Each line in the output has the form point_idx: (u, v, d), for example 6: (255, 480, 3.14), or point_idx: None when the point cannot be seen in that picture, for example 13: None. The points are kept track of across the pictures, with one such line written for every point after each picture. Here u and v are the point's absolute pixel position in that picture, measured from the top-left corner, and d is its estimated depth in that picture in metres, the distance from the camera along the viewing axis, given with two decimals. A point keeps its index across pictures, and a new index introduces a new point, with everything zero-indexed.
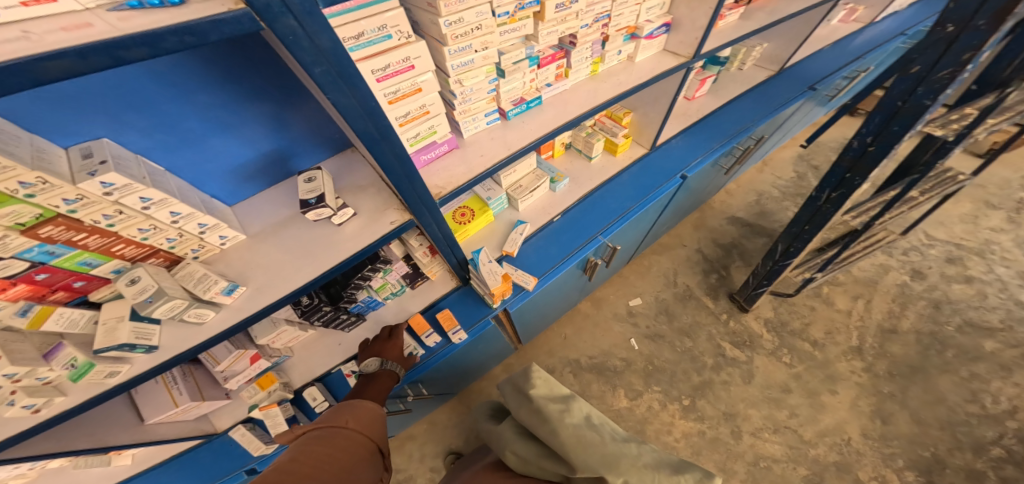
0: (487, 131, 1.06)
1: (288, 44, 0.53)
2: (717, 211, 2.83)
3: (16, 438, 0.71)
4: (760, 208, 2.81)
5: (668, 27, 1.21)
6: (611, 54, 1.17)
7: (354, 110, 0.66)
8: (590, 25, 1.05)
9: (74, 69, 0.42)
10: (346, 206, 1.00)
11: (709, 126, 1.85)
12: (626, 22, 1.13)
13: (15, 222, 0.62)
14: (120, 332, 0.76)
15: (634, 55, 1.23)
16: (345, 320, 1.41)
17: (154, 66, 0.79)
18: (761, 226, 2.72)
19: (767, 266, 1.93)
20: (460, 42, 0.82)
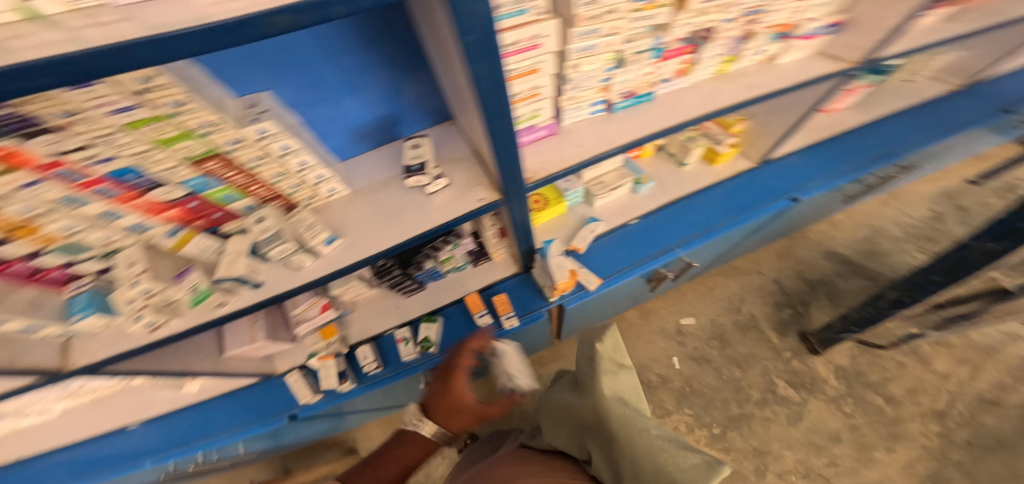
0: (588, 121, 1.02)
1: (453, 10, 0.51)
2: (812, 242, 2.55)
3: (139, 348, 0.91)
4: (872, 247, 2.51)
5: (835, 28, 1.12)
6: (751, 52, 1.07)
7: (486, 84, 0.65)
8: (735, 21, 0.93)
9: (290, 24, 0.43)
10: (442, 177, 1.05)
11: (845, 144, 1.69)
12: (780, 20, 1.00)
13: (188, 156, 0.71)
14: (238, 265, 0.91)
15: (780, 56, 1.12)
16: (410, 286, 1.52)
17: (322, 32, 0.83)
18: (863, 266, 2.44)
19: (862, 312, 1.77)
20: (590, 25, 0.75)
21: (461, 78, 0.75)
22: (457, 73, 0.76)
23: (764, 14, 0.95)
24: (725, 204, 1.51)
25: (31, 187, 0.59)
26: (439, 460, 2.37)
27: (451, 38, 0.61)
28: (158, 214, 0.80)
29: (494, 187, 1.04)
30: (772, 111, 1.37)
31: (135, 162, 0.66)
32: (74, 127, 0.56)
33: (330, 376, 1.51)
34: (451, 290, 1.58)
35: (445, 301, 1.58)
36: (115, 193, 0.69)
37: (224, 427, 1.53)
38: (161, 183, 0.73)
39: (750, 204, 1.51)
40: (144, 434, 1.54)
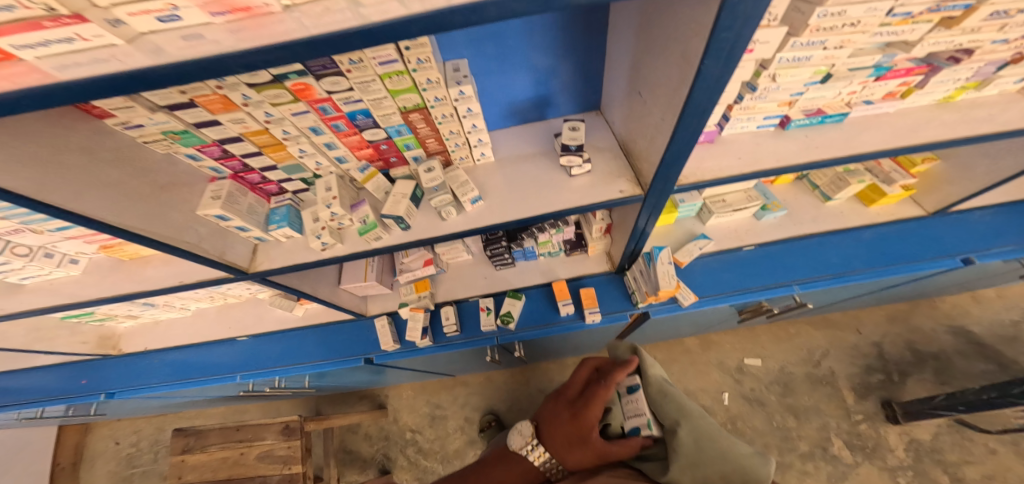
0: (753, 133, 1.06)
1: (728, 8, 0.51)
2: (939, 313, 2.36)
3: (307, 263, 1.05)
4: (1015, 333, 2.26)
5: None
6: (1002, 81, 1.04)
7: (712, 83, 0.64)
8: (1007, 42, 0.88)
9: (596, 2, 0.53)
10: (589, 162, 1.07)
11: None
12: None
13: (404, 105, 0.91)
14: (400, 206, 1.05)
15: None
16: (504, 260, 1.60)
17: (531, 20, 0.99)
18: (997, 352, 2.23)
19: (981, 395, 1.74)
20: (815, 36, 0.77)
21: (667, 73, 0.76)
22: (665, 67, 0.76)
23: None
24: (871, 251, 1.47)
25: (298, 116, 0.85)
26: (458, 433, 2.50)
27: (697, 33, 0.61)
28: (358, 149, 1.02)
29: (637, 181, 1.04)
30: (983, 155, 1.25)
31: (369, 106, 0.88)
32: (351, 72, 0.77)
33: (416, 328, 1.56)
34: (541, 274, 1.65)
35: (532, 282, 1.65)
36: (342, 129, 0.93)
37: (308, 357, 1.67)
38: (376, 126, 0.95)
39: (903, 257, 1.44)
40: (245, 347, 1.73)
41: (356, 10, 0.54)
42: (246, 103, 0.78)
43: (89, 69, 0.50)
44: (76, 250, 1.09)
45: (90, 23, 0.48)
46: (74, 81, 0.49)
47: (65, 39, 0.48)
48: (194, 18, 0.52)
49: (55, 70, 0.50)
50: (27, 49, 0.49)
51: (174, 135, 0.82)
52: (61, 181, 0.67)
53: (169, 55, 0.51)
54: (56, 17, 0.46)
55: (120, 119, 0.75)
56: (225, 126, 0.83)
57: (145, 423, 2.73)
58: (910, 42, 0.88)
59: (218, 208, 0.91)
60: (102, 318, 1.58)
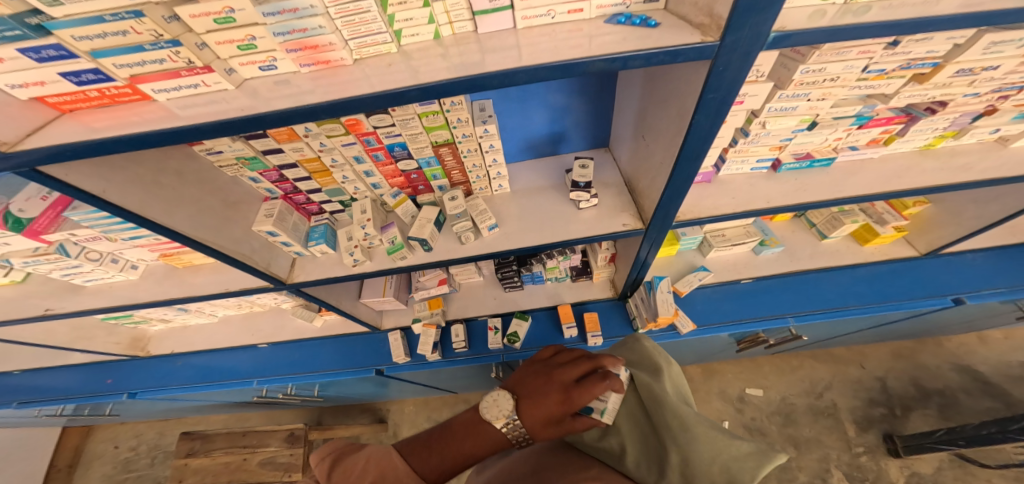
0: (747, 175, 1.16)
1: (713, 74, 0.63)
2: (945, 352, 2.39)
3: (337, 278, 1.16)
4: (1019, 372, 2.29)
5: None
6: (978, 131, 1.08)
7: (703, 133, 0.74)
8: (979, 96, 0.94)
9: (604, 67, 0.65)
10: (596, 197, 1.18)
11: None
12: None
13: (435, 140, 1.03)
14: (425, 229, 1.16)
15: (1014, 139, 1.09)
16: (513, 282, 1.69)
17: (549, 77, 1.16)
18: (1003, 391, 2.25)
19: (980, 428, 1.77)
20: (800, 89, 0.86)
21: (665, 122, 0.87)
22: (661, 118, 0.89)
23: (1018, 93, 0.95)
24: (865, 287, 1.54)
25: (347, 147, 0.98)
26: None
27: (688, 93, 0.73)
28: (391, 178, 1.15)
29: (640, 216, 1.14)
30: (968, 201, 1.35)
31: (406, 139, 1.00)
32: (394, 111, 0.91)
33: (426, 343, 1.64)
34: (548, 297, 1.75)
35: (538, 304, 1.74)
36: (380, 159, 1.06)
37: (321, 366, 1.75)
38: (409, 157, 1.07)
39: (896, 294, 1.51)
40: (264, 355, 1.82)
41: (413, 65, 0.70)
42: (307, 135, 0.92)
43: (205, 108, 0.65)
44: (136, 257, 1.23)
45: (214, 72, 0.63)
46: (193, 121, 0.62)
47: (194, 84, 0.65)
48: (286, 67, 0.68)
49: (176, 108, 0.65)
50: (163, 92, 0.65)
51: (244, 160, 0.96)
52: (160, 200, 0.83)
53: (264, 96, 0.66)
54: (191, 69, 0.62)
55: (205, 146, 0.90)
56: (285, 153, 0.96)
57: (147, 427, 2.75)
58: (887, 94, 0.94)
59: (270, 224, 1.04)
60: (138, 321, 1.71)
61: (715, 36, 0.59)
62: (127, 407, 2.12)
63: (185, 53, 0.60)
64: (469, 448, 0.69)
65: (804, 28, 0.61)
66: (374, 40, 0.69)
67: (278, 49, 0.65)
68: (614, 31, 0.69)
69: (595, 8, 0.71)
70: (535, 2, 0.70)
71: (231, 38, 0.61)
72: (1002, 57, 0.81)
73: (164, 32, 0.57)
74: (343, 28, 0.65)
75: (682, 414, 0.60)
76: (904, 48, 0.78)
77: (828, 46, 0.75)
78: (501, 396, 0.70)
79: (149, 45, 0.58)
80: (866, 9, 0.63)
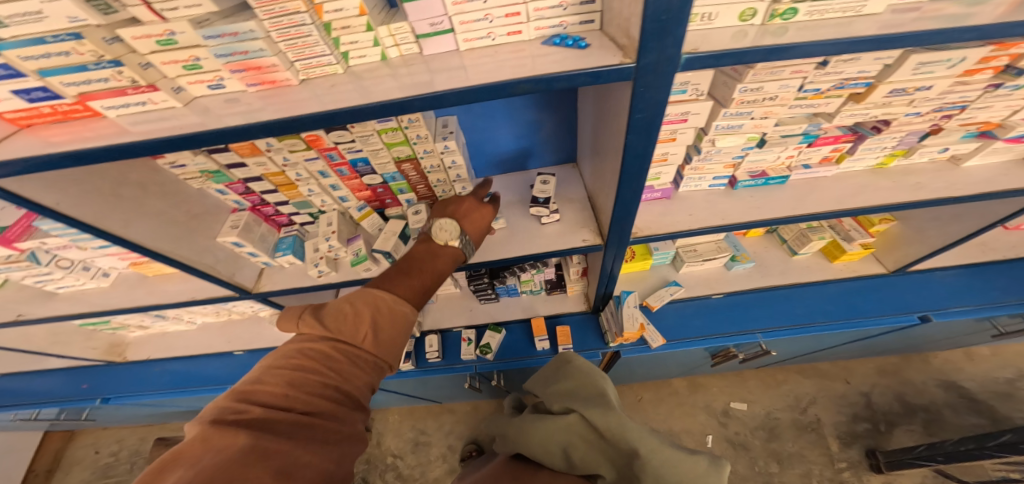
0: (706, 191, 1.18)
1: (636, 95, 0.66)
2: (931, 368, 2.37)
3: (302, 289, 1.18)
4: (1006, 388, 2.26)
5: None
6: (928, 150, 1.10)
7: (638, 151, 0.77)
8: (921, 115, 0.97)
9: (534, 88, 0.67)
10: (557, 213, 1.21)
11: (1004, 271, 1.57)
12: (986, 118, 1.00)
13: (397, 155, 1.05)
14: (388, 242, 1.19)
15: (965, 158, 1.11)
16: (487, 295, 1.69)
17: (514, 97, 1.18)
18: (988, 407, 2.22)
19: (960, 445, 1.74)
20: (742, 107, 0.89)
21: (610, 139, 0.90)
22: (609, 136, 0.91)
23: (960, 112, 0.97)
24: (835, 304, 1.55)
25: (310, 161, 1.01)
26: (439, 462, 2.36)
27: (621, 112, 0.76)
28: (358, 191, 1.18)
29: (599, 232, 1.16)
30: (932, 218, 1.37)
31: (368, 155, 1.03)
32: (353, 127, 0.93)
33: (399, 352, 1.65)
34: (522, 310, 1.76)
35: (512, 317, 1.75)
36: (345, 174, 1.09)
37: None
38: (373, 172, 1.10)
39: (865, 310, 1.52)
40: (241, 362, 1.83)
41: (358, 84, 0.72)
42: (269, 150, 0.95)
43: (155, 124, 0.68)
44: (109, 265, 1.27)
45: (160, 91, 0.67)
46: (140, 136, 0.65)
47: (142, 102, 0.68)
48: (234, 86, 0.72)
49: (126, 124, 0.68)
50: (112, 109, 0.68)
51: (209, 174, 0.99)
52: (116, 212, 0.86)
53: (216, 113, 0.69)
54: (136, 87, 0.65)
55: (168, 159, 0.93)
56: (249, 167, 0.99)
57: (130, 433, 2.73)
58: (830, 113, 0.97)
59: (235, 235, 1.07)
60: (117, 328, 1.74)
61: (633, 58, 0.62)
62: (106, 413, 2.12)
63: (128, 73, 0.63)
64: (433, 268, 0.89)
65: (724, 49, 0.63)
66: (319, 62, 0.72)
67: (222, 70, 0.68)
68: (552, 52, 0.71)
69: (533, 29, 0.74)
70: (474, 25, 0.73)
71: (176, 58, 0.64)
72: (933, 77, 0.84)
73: (105, 53, 0.60)
74: (286, 50, 0.68)
75: (626, 425, 0.83)
76: (835, 68, 0.80)
77: (761, 65, 0.78)
78: (444, 219, 0.95)
79: (91, 64, 0.61)
80: (783, 30, 0.64)
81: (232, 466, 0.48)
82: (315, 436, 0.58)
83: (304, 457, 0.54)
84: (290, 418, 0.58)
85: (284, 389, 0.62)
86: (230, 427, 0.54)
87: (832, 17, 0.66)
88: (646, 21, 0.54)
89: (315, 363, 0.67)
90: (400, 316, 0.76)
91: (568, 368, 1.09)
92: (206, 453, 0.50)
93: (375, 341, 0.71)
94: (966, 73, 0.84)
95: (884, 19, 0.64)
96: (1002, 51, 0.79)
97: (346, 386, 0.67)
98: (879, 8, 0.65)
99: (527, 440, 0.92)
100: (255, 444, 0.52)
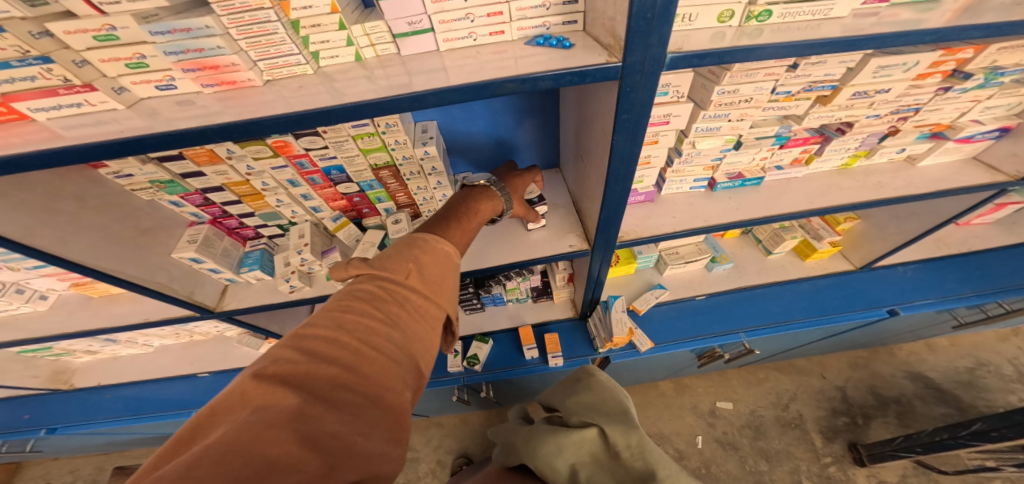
0: (687, 194, 1.19)
1: (623, 94, 0.65)
2: (898, 360, 2.47)
3: (272, 306, 1.11)
4: (968, 377, 2.38)
5: (1004, 132, 1.09)
6: (887, 151, 1.15)
7: (625, 153, 0.76)
8: (880, 117, 1.01)
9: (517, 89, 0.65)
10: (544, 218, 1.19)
11: (962, 265, 1.65)
12: (938, 119, 1.05)
13: (374, 163, 1.00)
14: (367, 253, 1.13)
15: (921, 157, 1.16)
16: (473, 305, 1.64)
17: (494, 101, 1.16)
18: (954, 397, 2.32)
19: (933, 435, 1.80)
20: (720, 110, 0.90)
21: (595, 143, 0.89)
22: (592, 138, 0.90)
23: (915, 115, 1.02)
24: (810, 302, 1.59)
25: (278, 170, 0.94)
26: (428, 478, 2.22)
27: (607, 113, 0.75)
28: (333, 201, 1.12)
29: (585, 237, 1.16)
30: (891, 216, 1.44)
31: (343, 162, 0.97)
32: (326, 132, 0.88)
33: None
34: (508, 319, 1.72)
35: (499, 326, 1.70)
36: (318, 182, 1.03)
37: None
38: (349, 180, 1.04)
39: (839, 307, 1.57)
40: (206, 384, 1.69)
41: (330, 85, 0.67)
42: (231, 157, 0.87)
43: (94, 128, 0.60)
44: (48, 286, 1.14)
45: (97, 91, 0.60)
46: (75, 141, 0.57)
47: (76, 103, 0.61)
48: (187, 87, 0.65)
49: (60, 129, 0.60)
50: (42, 111, 0.61)
51: (160, 184, 0.90)
52: (51, 228, 0.78)
53: (167, 117, 0.62)
54: (69, 87, 0.59)
55: (111, 168, 0.83)
56: (208, 177, 0.91)
57: (84, 462, 2.44)
58: (799, 115, 1.00)
59: (193, 251, 0.99)
60: (60, 353, 1.57)
61: (619, 57, 0.61)
62: (51, 444, 1.89)
63: (59, 71, 0.56)
64: (472, 223, 0.83)
65: (710, 48, 0.62)
66: (286, 62, 0.67)
67: (173, 69, 0.62)
68: (536, 52, 0.69)
69: (516, 29, 0.72)
70: (455, 24, 0.70)
71: (118, 55, 0.58)
72: (891, 80, 0.87)
73: (32, 47, 0.54)
74: (248, 48, 0.63)
75: (645, 449, 0.80)
76: (804, 71, 0.83)
77: (737, 67, 0.80)
78: (486, 175, 1.01)
79: (16, 61, 0.55)
80: (759, 32, 0.65)
81: (264, 428, 0.37)
82: (352, 404, 0.44)
83: (337, 430, 0.40)
84: (330, 375, 0.45)
85: (332, 332, 0.50)
86: (274, 382, 0.43)
87: (803, 19, 0.67)
88: (631, 19, 0.53)
89: (363, 304, 0.56)
90: (443, 256, 0.68)
91: (590, 380, 1.07)
92: (243, 408, 0.40)
93: (423, 279, 0.62)
94: (919, 77, 0.88)
95: (849, 22, 0.65)
96: (950, 56, 0.83)
97: (398, 337, 0.54)
98: (845, 12, 0.67)
99: (533, 454, 0.85)
100: (298, 408, 0.40)
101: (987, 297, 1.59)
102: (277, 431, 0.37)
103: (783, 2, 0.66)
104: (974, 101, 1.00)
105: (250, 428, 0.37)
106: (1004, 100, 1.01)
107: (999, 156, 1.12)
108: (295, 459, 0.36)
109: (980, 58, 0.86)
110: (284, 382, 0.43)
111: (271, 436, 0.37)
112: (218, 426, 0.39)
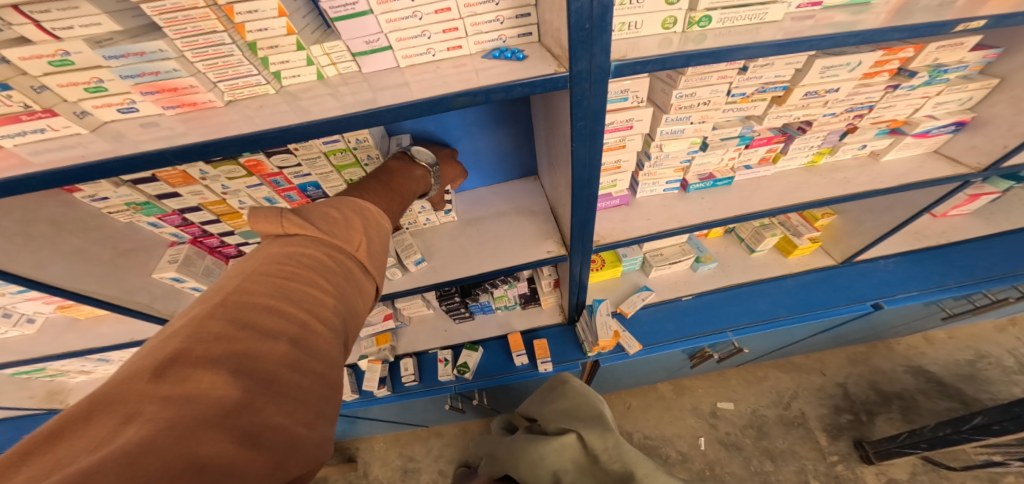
0: (661, 195, 1.20)
1: (574, 103, 0.67)
2: (897, 355, 2.45)
3: None
4: (969, 370, 2.35)
5: (962, 125, 1.09)
6: (849, 147, 1.16)
7: (586, 159, 0.78)
8: (837, 115, 1.03)
9: (469, 103, 0.66)
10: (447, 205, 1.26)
11: (948, 257, 1.64)
12: (894, 116, 1.08)
13: (350, 178, 1.02)
14: None
15: (883, 153, 1.17)
16: (461, 314, 1.64)
17: (466, 113, 1.19)
18: (957, 390, 2.29)
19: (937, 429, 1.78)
20: (681, 113, 0.93)
21: (560, 150, 0.91)
22: (558, 145, 0.92)
23: (870, 112, 1.04)
24: (795, 298, 1.59)
25: (252, 188, 0.96)
26: None
27: (565, 121, 0.77)
28: None
29: (563, 243, 1.17)
30: (867, 210, 1.44)
31: (318, 179, 0.99)
32: (297, 150, 0.90)
33: (372, 379, 1.59)
34: (497, 326, 1.72)
35: (488, 334, 1.70)
36: (295, 199, 1.04)
37: None
38: (326, 196, 1.06)
39: (825, 303, 1.56)
40: None
41: (293, 103, 0.69)
42: (204, 178, 0.89)
43: (59, 152, 0.62)
44: (34, 309, 1.15)
45: (59, 116, 0.63)
46: (42, 167, 0.59)
47: (39, 129, 0.63)
48: (149, 109, 0.68)
49: (29, 154, 0.62)
50: (8, 138, 0.63)
51: (136, 205, 0.92)
52: (27, 253, 0.80)
53: (131, 139, 0.64)
54: (31, 113, 0.61)
55: (86, 192, 0.85)
56: (184, 197, 0.93)
57: None
58: (759, 115, 1.02)
59: (173, 270, 1.00)
60: (54, 374, 1.58)
61: (566, 67, 0.63)
62: None
63: (18, 96, 0.59)
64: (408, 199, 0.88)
65: (660, 55, 0.64)
66: (246, 82, 0.69)
67: (131, 92, 0.65)
68: (493, 65, 0.71)
69: (473, 44, 0.75)
70: (413, 41, 0.72)
71: (76, 80, 0.61)
72: (839, 80, 0.90)
73: None
74: (206, 70, 0.65)
75: (622, 450, 0.80)
76: (754, 73, 0.86)
77: (691, 72, 0.82)
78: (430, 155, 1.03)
79: None
80: (702, 37, 0.67)
81: (193, 425, 0.33)
82: (296, 387, 0.42)
83: (280, 422, 0.38)
84: (270, 355, 0.42)
85: (270, 305, 0.47)
86: (200, 364, 0.38)
87: (742, 24, 0.69)
88: (571, 30, 0.56)
89: (310, 276, 0.54)
90: (386, 233, 0.70)
91: (564, 385, 1.09)
92: (150, 401, 0.34)
93: (370, 255, 0.64)
94: (866, 76, 0.91)
95: (785, 24, 0.68)
96: (892, 55, 0.87)
97: (341, 310, 0.53)
98: (780, 16, 0.69)
99: (517, 465, 0.86)
100: (233, 398, 0.37)
101: (973, 288, 1.58)
102: (213, 426, 0.34)
103: (721, 8, 0.68)
104: (928, 97, 1.02)
105: (175, 428, 0.32)
106: (954, 95, 1.03)
107: (959, 149, 1.13)
108: (236, 458, 0.34)
109: (921, 57, 0.89)
110: (212, 363, 0.38)
111: (207, 435, 0.33)
112: (116, 423, 0.32)
